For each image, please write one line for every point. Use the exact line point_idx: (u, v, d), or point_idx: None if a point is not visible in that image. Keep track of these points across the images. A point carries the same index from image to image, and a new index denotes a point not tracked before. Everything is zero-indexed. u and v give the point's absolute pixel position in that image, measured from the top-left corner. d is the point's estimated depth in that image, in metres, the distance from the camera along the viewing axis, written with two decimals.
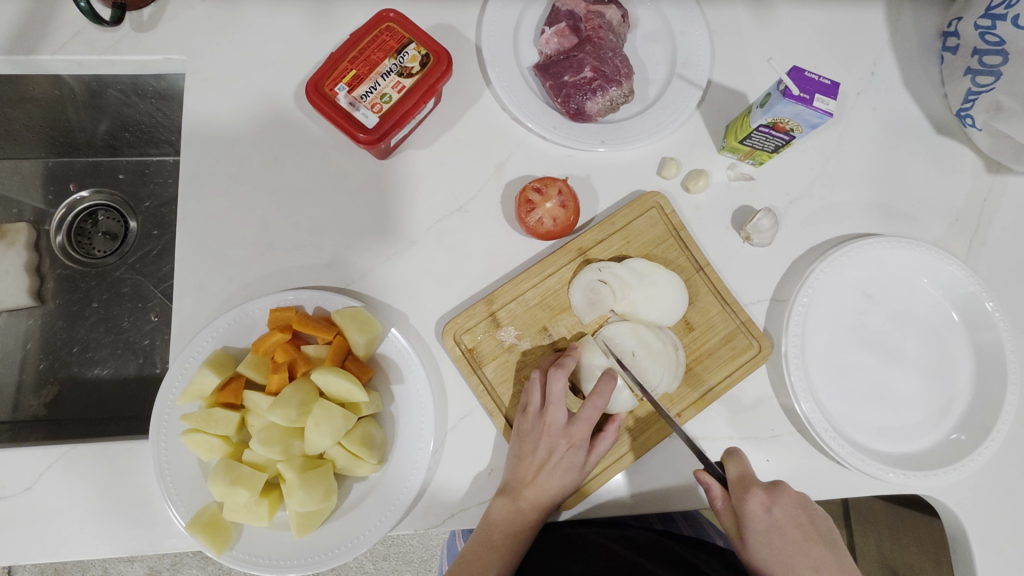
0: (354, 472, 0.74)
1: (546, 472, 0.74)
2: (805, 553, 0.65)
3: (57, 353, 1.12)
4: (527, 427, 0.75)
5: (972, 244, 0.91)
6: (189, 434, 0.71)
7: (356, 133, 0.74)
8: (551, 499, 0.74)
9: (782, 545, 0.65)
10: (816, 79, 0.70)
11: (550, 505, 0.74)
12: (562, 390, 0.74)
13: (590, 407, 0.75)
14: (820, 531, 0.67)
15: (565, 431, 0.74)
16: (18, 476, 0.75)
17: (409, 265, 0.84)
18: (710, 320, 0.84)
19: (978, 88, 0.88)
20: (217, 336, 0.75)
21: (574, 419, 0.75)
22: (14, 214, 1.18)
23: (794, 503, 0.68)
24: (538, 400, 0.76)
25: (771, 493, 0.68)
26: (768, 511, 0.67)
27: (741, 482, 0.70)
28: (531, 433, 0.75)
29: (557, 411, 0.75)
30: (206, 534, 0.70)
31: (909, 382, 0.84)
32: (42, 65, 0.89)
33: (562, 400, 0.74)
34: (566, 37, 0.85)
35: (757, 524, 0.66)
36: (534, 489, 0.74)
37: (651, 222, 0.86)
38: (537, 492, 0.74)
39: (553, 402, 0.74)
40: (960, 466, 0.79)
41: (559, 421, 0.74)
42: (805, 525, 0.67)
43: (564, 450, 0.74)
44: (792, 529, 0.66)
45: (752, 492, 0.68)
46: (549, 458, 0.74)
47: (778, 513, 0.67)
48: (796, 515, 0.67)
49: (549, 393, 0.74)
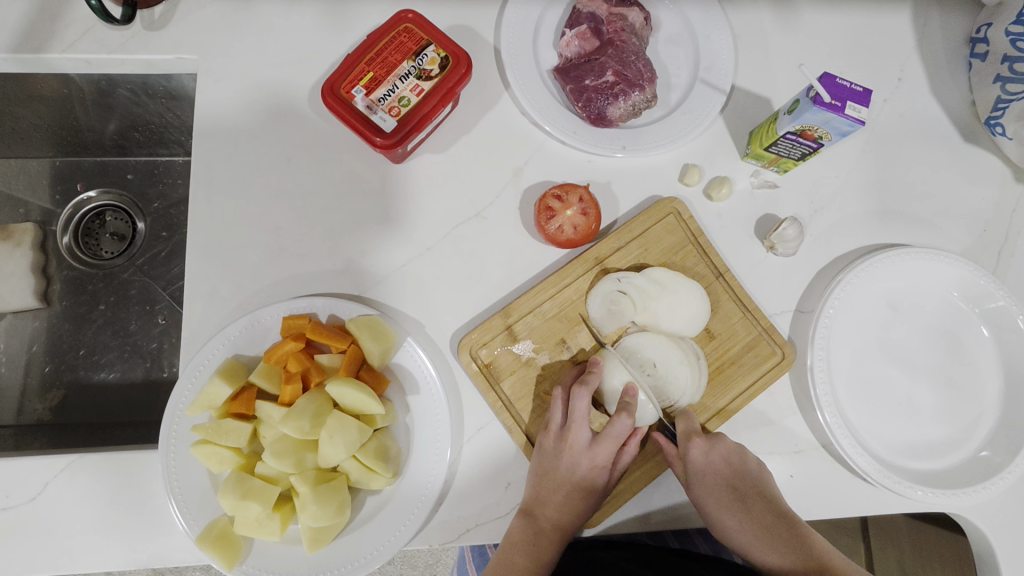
0: (367, 485, 0.72)
1: (568, 492, 0.73)
2: (726, 494, 0.73)
3: (63, 356, 1.11)
4: (549, 445, 0.73)
5: (1000, 255, 0.89)
6: (199, 446, 0.69)
7: (372, 137, 0.71)
8: (573, 520, 0.73)
9: (721, 488, 0.73)
10: (848, 86, 0.68)
11: (573, 525, 0.73)
12: (585, 408, 0.72)
13: (614, 426, 0.73)
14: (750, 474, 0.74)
15: (588, 450, 0.73)
16: (23, 486, 0.73)
17: (425, 272, 0.82)
18: (731, 327, 0.82)
19: (1008, 96, 0.86)
20: (227, 344, 0.73)
21: (598, 439, 0.73)
22: (20, 214, 1.16)
23: (729, 450, 0.75)
24: (561, 418, 0.74)
25: (709, 440, 0.75)
26: (706, 457, 0.73)
27: (686, 433, 0.75)
28: (553, 452, 0.73)
29: (580, 429, 0.73)
30: (217, 549, 0.68)
31: (936, 397, 0.82)
32: (50, 63, 0.87)
33: (585, 417, 0.72)
34: (587, 40, 0.83)
35: (697, 469, 0.73)
36: (555, 510, 0.72)
37: (669, 229, 0.83)
38: (558, 513, 0.72)
39: (575, 420, 0.72)
40: (989, 485, 0.77)
41: (582, 440, 0.73)
42: (735, 470, 0.74)
43: (586, 471, 0.73)
44: (725, 471, 0.74)
45: (693, 441, 0.74)
46: (570, 477, 0.72)
47: (715, 458, 0.74)
48: (732, 460, 0.74)
49: (573, 411, 0.72)
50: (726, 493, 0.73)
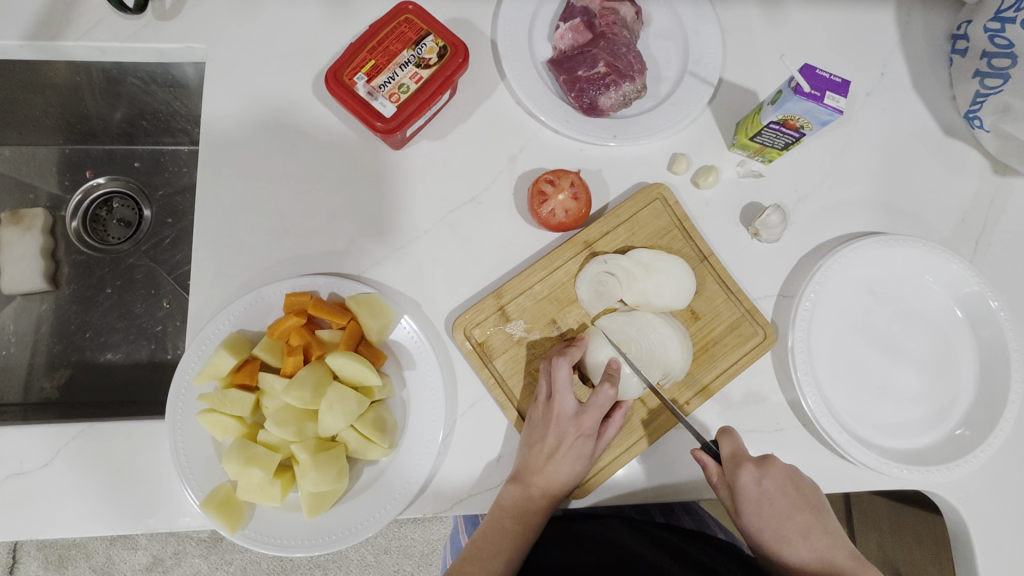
0: (365, 455, 0.75)
1: (556, 460, 0.75)
2: (794, 518, 0.72)
3: (70, 338, 1.14)
4: (538, 417, 0.77)
5: (977, 244, 0.92)
6: (205, 414, 0.72)
7: (373, 122, 0.75)
8: (561, 487, 0.75)
9: (780, 515, 0.72)
10: (827, 77, 0.71)
11: (562, 492, 0.75)
12: (567, 378, 0.75)
13: (597, 396, 0.76)
14: (806, 498, 0.74)
15: (574, 419, 0.75)
16: (35, 453, 0.77)
17: (422, 254, 0.85)
18: (715, 308, 0.85)
19: (986, 90, 0.89)
20: (233, 319, 0.76)
21: (583, 409, 0.76)
22: (30, 199, 1.20)
23: (783, 475, 0.74)
24: (546, 390, 0.77)
25: (760, 466, 0.73)
26: (760, 484, 0.72)
27: (734, 459, 0.74)
28: (541, 423, 0.76)
29: (566, 400, 0.76)
30: (220, 513, 0.71)
31: (913, 379, 0.85)
32: (64, 51, 0.91)
33: (568, 388, 0.76)
34: (580, 33, 0.86)
35: (749, 496, 0.72)
36: (545, 478, 0.75)
37: (655, 213, 0.87)
38: (547, 480, 0.75)
39: (560, 391, 0.75)
40: (963, 462, 0.80)
41: (568, 410, 0.75)
42: (792, 493, 0.73)
43: (573, 439, 0.75)
44: (781, 497, 0.73)
45: (744, 468, 0.72)
46: (557, 445, 0.75)
47: (768, 484, 0.73)
48: (785, 485, 0.73)
49: (556, 382, 0.76)
50: (789, 521, 0.72)
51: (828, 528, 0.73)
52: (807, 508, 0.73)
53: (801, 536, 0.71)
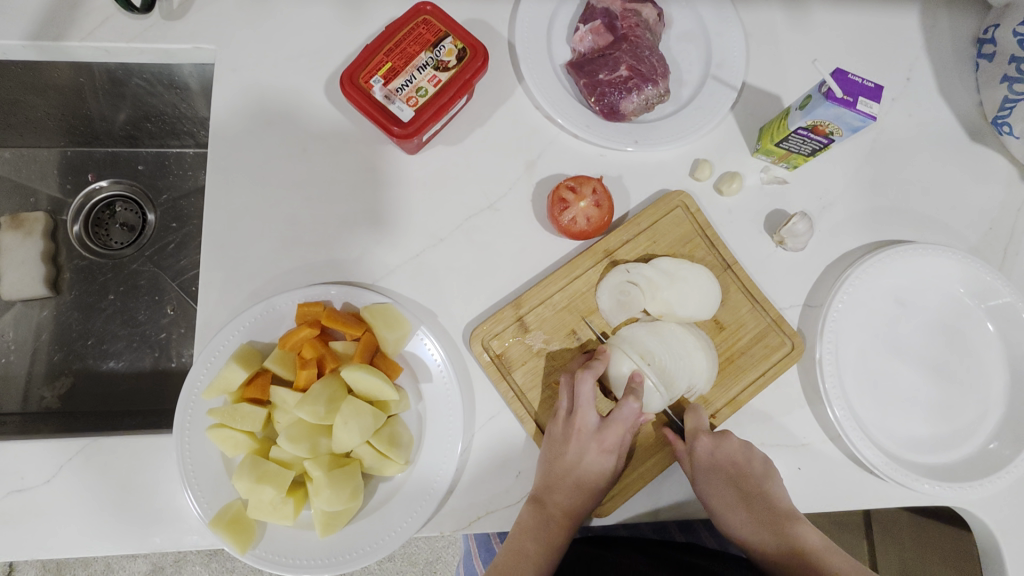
0: (381, 471, 0.72)
1: (577, 476, 0.73)
2: (739, 489, 0.74)
3: (71, 345, 1.11)
4: (558, 433, 0.74)
5: (1006, 253, 0.90)
6: (215, 429, 0.69)
7: (390, 127, 0.73)
8: (582, 504, 0.73)
9: (727, 485, 0.74)
10: (860, 82, 0.69)
11: (583, 509, 0.73)
12: (591, 393, 0.73)
13: (620, 410, 0.73)
14: (755, 469, 0.75)
15: (596, 433, 0.73)
16: (37, 468, 0.74)
17: (438, 262, 0.82)
18: (740, 318, 0.83)
19: (1015, 96, 0.87)
20: (243, 330, 0.74)
21: (605, 423, 0.74)
22: (31, 203, 1.17)
23: (737, 448, 0.76)
24: (567, 405, 0.75)
25: (715, 439, 0.75)
26: (712, 454, 0.74)
27: (694, 431, 0.76)
28: (562, 438, 0.74)
29: (587, 415, 0.73)
30: (230, 532, 0.68)
31: (942, 391, 0.83)
32: (69, 51, 0.88)
33: (590, 402, 0.73)
34: (601, 35, 0.84)
35: (702, 468, 0.74)
36: (566, 495, 0.73)
37: (677, 221, 0.84)
38: (568, 497, 0.73)
39: (582, 405, 0.73)
40: (995, 478, 0.78)
41: (590, 424, 0.73)
42: (742, 465, 0.75)
43: (595, 455, 0.73)
44: (731, 467, 0.75)
45: (699, 439, 0.75)
46: (578, 460, 0.73)
47: (721, 455, 0.75)
48: (737, 457, 0.75)
49: (578, 396, 0.73)
50: (733, 491, 0.74)
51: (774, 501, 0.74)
52: (753, 478, 0.75)
53: (743, 500, 0.74)
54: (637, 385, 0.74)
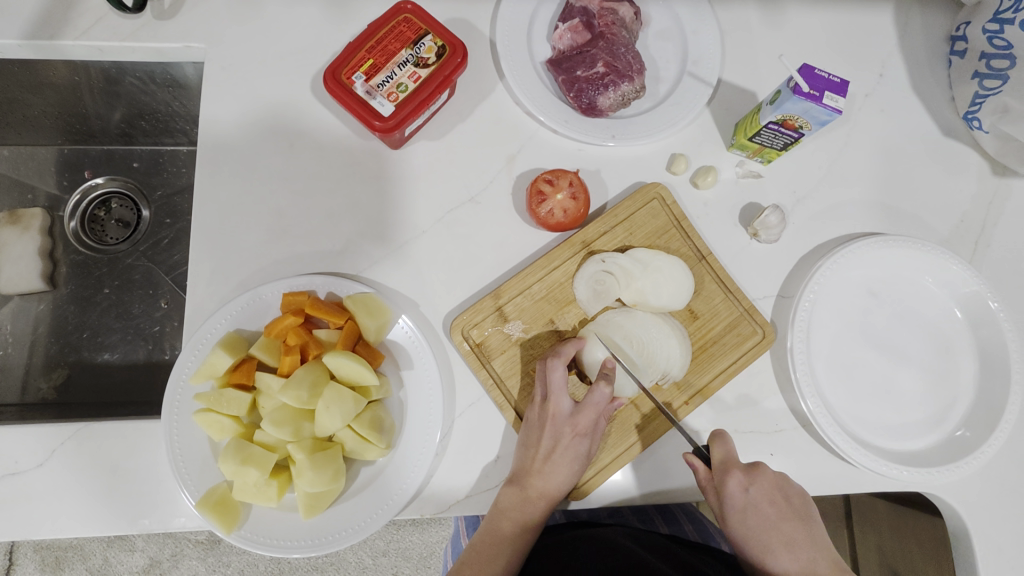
0: (362, 455, 0.75)
1: (553, 459, 0.74)
2: (781, 528, 0.70)
3: (67, 337, 1.14)
4: (535, 418, 0.77)
5: (976, 245, 0.92)
6: (201, 414, 0.72)
7: (372, 121, 0.75)
8: (559, 487, 0.74)
9: (762, 524, 0.70)
10: (826, 77, 0.71)
11: (559, 492, 0.75)
12: (562, 379, 0.75)
13: (592, 394, 0.76)
14: (795, 509, 0.72)
15: (569, 417, 0.75)
16: (31, 452, 0.76)
17: (420, 254, 0.85)
18: (714, 308, 0.85)
19: (984, 91, 0.90)
20: (229, 319, 0.76)
21: (578, 407, 0.76)
22: (29, 200, 1.20)
23: (771, 482, 0.72)
24: (542, 390, 0.77)
25: (750, 474, 0.72)
26: (746, 491, 0.71)
27: (723, 463, 0.73)
28: (537, 423, 0.76)
29: (561, 400, 0.75)
30: (215, 513, 0.70)
31: (913, 380, 0.85)
32: (63, 50, 0.90)
33: (563, 389, 0.75)
34: (579, 33, 0.86)
35: (735, 503, 0.71)
36: (543, 478, 0.74)
37: (653, 213, 0.87)
38: (545, 481, 0.74)
39: (554, 391, 0.75)
40: (963, 463, 0.80)
41: (563, 409, 0.75)
42: (779, 501, 0.72)
43: (569, 438, 0.75)
44: (767, 505, 0.71)
45: (730, 473, 0.71)
46: (552, 443, 0.75)
47: (756, 492, 0.71)
48: (772, 493, 0.72)
49: (551, 382, 0.75)
50: (772, 532, 0.69)
51: (814, 538, 0.70)
52: (792, 518, 0.71)
53: (785, 545, 0.69)
54: (607, 372, 0.76)
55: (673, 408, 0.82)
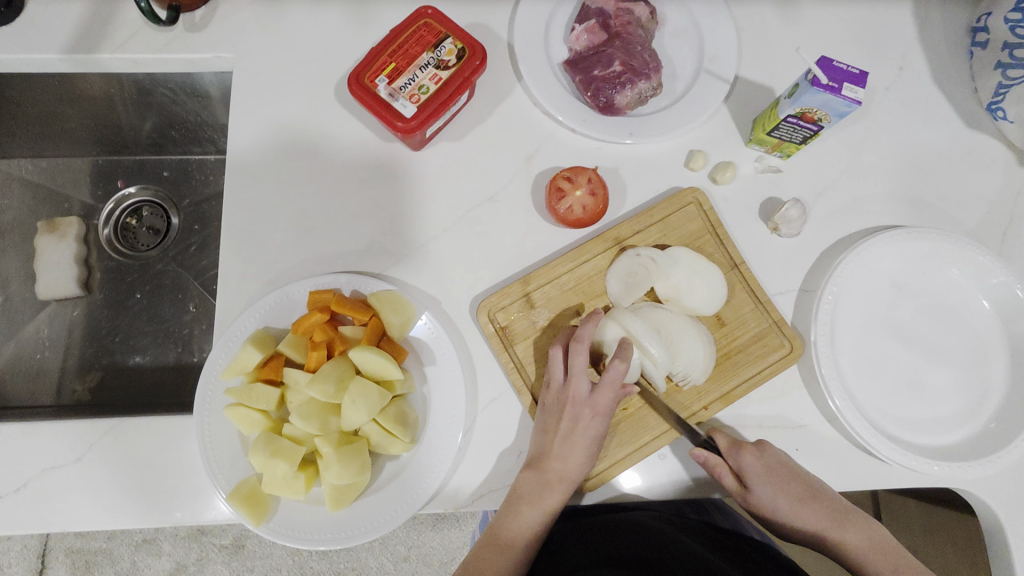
0: (386, 450, 0.76)
1: (570, 438, 0.75)
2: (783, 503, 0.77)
3: (101, 341, 1.18)
4: (552, 402, 0.77)
5: (1004, 237, 0.91)
6: (232, 408, 0.74)
7: (394, 122, 0.77)
8: (576, 468, 0.75)
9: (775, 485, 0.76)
10: (845, 69, 0.71)
11: (575, 475, 0.75)
12: (584, 362, 0.76)
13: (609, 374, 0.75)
14: (803, 479, 0.78)
15: (586, 398, 0.76)
16: (67, 447, 0.79)
17: (441, 251, 0.86)
18: (742, 317, 0.85)
19: (1008, 81, 0.88)
20: (259, 316, 0.78)
21: (597, 390, 0.76)
22: (65, 209, 1.24)
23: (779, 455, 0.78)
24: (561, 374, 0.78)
25: (759, 449, 0.78)
26: (761, 462, 0.77)
27: (735, 444, 0.78)
28: (556, 408, 0.77)
29: (579, 383, 0.76)
30: (245, 506, 0.72)
31: (942, 374, 0.83)
32: (99, 63, 0.94)
33: (584, 371, 0.76)
34: (595, 34, 0.87)
35: (755, 475, 0.76)
36: (558, 461, 0.75)
37: (689, 217, 0.87)
38: (563, 464, 0.75)
39: (575, 374, 0.76)
40: (997, 458, 0.78)
41: (582, 392, 0.76)
42: (790, 470, 0.78)
43: (587, 420, 0.75)
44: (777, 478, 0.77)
45: (745, 453, 0.77)
46: (569, 424, 0.75)
47: (769, 465, 0.77)
48: (782, 463, 0.78)
49: (572, 365, 0.76)
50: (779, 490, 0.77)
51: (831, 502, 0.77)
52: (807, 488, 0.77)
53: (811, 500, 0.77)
54: (624, 351, 0.75)
55: (692, 412, 0.82)
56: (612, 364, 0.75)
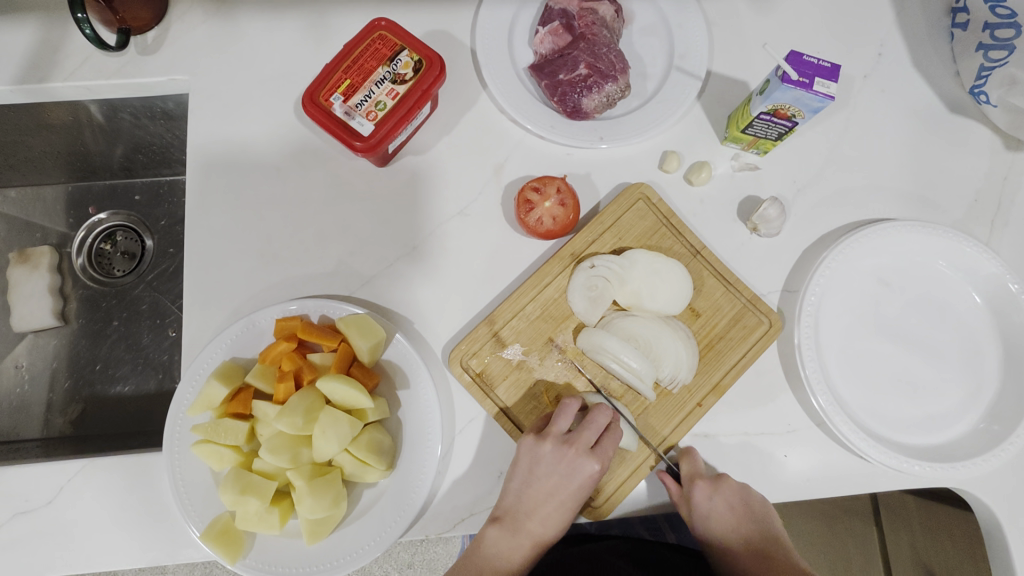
0: (363, 478, 0.73)
1: (557, 500, 0.75)
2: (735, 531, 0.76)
3: (81, 372, 1.16)
4: (549, 454, 0.74)
5: (992, 226, 0.88)
6: (200, 445, 0.72)
7: (352, 141, 0.75)
8: (552, 528, 0.76)
9: (723, 519, 0.75)
10: (815, 62, 0.68)
11: (546, 537, 0.76)
12: (603, 423, 0.75)
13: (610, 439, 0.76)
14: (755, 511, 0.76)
15: (590, 463, 0.74)
16: (39, 490, 0.77)
17: (412, 269, 0.84)
18: (715, 303, 0.83)
19: (990, 63, 0.85)
20: (225, 347, 0.76)
21: (600, 451, 0.75)
22: (38, 239, 1.22)
23: (733, 490, 0.75)
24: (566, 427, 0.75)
25: (714, 484, 0.75)
26: (710, 499, 0.74)
27: (690, 476, 0.76)
28: (553, 460, 0.73)
29: (585, 441, 0.74)
30: (220, 544, 0.70)
31: (932, 370, 0.81)
32: (53, 92, 0.92)
33: (598, 431, 0.75)
34: (559, 36, 0.84)
35: (701, 509, 0.74)
36: (538, 522, 0.75)
37: (640, 215, 0.84)
38: (540, 526, 0.75)
39: (587, 431, 0.75)
40: (992, 456, 0.76)
41: (586, 452, 0.74)
42: (739, 504, 0.75)
43: (583, 479, 0.74)
44: (728, 512, 0.75)
45: (697, 486, 0.74)
46: (564, 487, 0.74)
47: (718, 499, 0.75)
48: (734, 499, 0.75)
49: (591, 423, 0.75)
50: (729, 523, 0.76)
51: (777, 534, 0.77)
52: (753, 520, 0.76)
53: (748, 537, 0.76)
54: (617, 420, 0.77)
55: (688, 412, 0.80)
56: (609, 428, 0.76)
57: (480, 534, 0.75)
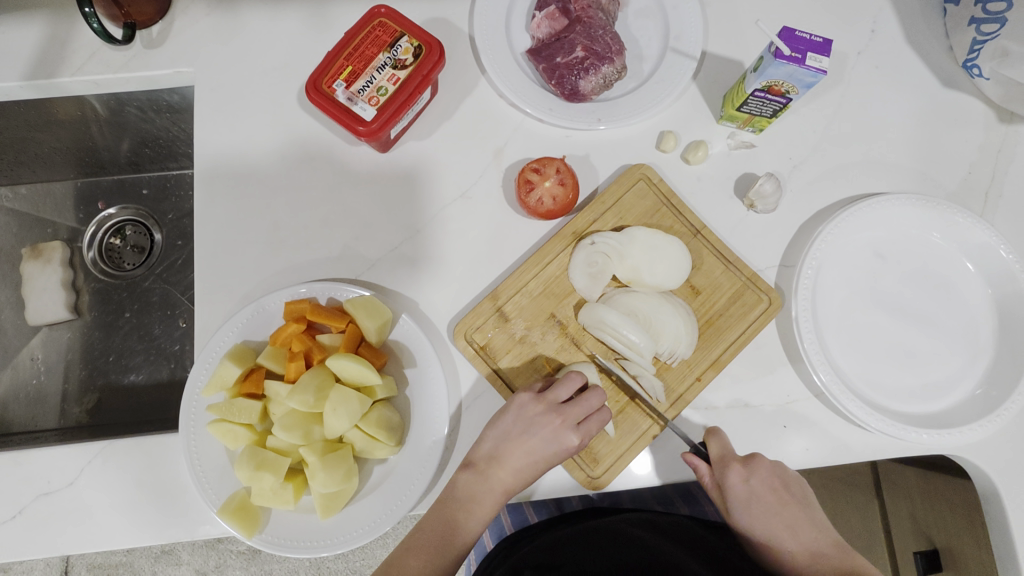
0: (372, 454, 0.76)
1: (532, 458, 0.75)
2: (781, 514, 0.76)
3: (95, 362, 1.18)
4: (540, 412, 0.76)
5: (987, 197, 0.89)
6: (216, 424, 0.75)
7: (355, 127, 0.77)
8: (516, 483, 0.75)
9: (764, 504, 0.76)
10: (807, 38, 0.69)
11: (514, 489, 0.75)
12: (593, 404, 0.77)
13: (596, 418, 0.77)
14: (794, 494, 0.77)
15: (572, 431, 0.75)
16: (60, 472, 0.80)
17: (415, 252, 0.86)
18: (715, 280, 0.84)
19: (983, 36, 0.86)
20: (237, 330, 0.78)
21: (583, 427, 0.76)
22: (50, 234, 1.24)
23: (768, 470, 0.77)
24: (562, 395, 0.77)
25: (748, 465, 0.76)
26: (746, 482, 0.76)
27: (723, 460, 0.77)
28: (543, 416, 0.75)
29: (574, 412, 0.76)
30: (237, 519, 0.73)
31: (929, 340, 0.82)
32: (62, 87, 0.94)
33: (587, 411, 0.77)
34: (556, 20, 0.86)
35: (737, 493, 0.76)
36: (508, 474, 0.75)
37: (640, 194, 0.86)
38: (506, 477, 0.75)
39: (577, 405, 0.76)
40: (990, 422, 0.78)
41: (571, 421, 0.75)
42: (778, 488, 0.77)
43: (561, 444, 0.75)
44: (767, 492, 0.76)
45: (731, 468, 0.76)
46: (544, 446, 0.75)
47: (755, 481, 0.76)
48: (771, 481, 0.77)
49: (583, 400, 0.77)
50: (767, 509, 0.76)
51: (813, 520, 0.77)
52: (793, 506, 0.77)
53: (788, 530, 0.76)
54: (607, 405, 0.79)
55: (686, 387, 0.82)
56: (599, 409, 0.78)
57: (454, 480, 0.75)
